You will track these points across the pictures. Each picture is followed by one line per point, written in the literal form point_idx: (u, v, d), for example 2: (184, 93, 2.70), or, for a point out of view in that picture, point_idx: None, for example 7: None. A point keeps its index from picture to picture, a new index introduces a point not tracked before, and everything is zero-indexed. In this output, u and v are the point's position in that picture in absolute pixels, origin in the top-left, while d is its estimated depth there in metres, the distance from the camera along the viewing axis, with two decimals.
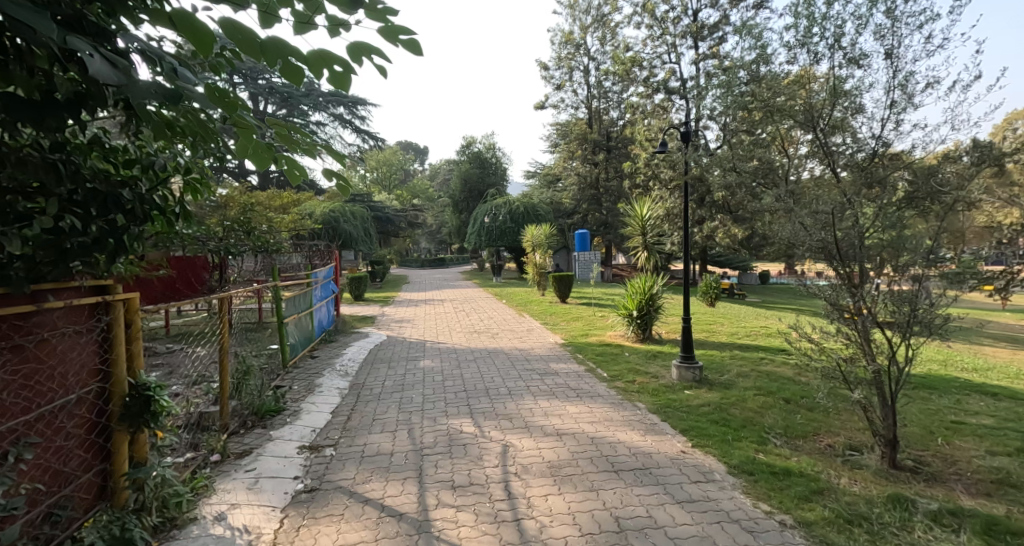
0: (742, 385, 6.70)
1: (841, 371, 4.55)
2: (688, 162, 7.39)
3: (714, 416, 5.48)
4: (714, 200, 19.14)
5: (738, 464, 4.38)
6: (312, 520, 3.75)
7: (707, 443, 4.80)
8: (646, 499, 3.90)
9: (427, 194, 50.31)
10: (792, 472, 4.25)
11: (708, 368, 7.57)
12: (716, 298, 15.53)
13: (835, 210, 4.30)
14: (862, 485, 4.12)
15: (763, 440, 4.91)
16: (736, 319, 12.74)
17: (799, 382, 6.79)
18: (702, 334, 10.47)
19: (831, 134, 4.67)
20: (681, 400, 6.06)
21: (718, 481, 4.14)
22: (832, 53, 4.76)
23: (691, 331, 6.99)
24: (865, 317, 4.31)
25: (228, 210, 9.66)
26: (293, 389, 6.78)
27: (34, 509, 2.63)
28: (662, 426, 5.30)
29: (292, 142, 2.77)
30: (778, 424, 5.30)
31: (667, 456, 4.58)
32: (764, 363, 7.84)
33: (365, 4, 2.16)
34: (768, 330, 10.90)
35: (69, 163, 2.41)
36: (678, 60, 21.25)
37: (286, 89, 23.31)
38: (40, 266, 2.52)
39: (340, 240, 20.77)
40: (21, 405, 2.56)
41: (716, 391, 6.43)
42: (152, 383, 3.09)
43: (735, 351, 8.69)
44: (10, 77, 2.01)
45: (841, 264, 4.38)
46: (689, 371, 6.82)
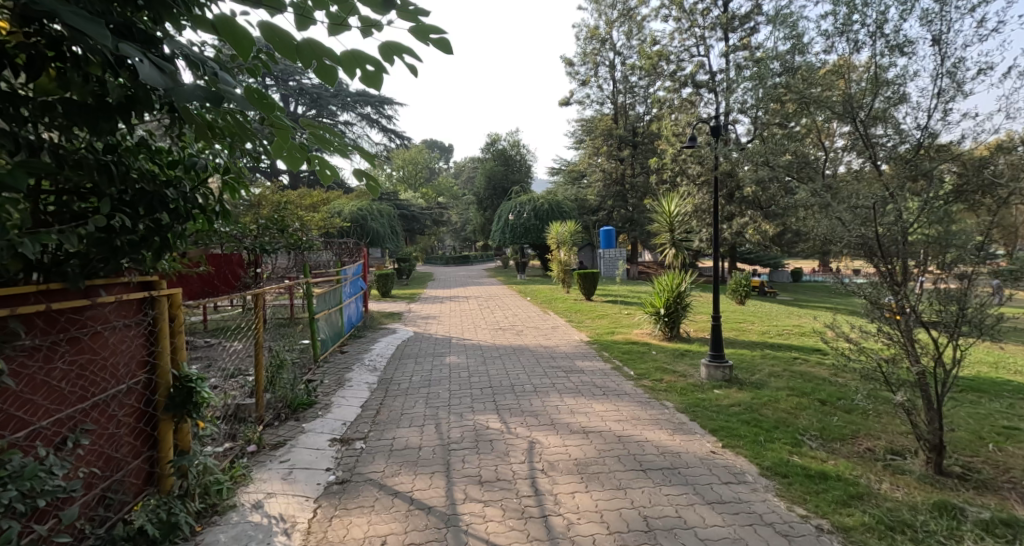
0: (774, 385, 6.65)
1: (881, 371, 4.50)
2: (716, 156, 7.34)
3: (745, 417, 5.47)
4: (744, 196, 18.93)
5: (772, 466, 4.36)
6: (344, 511, 3.87)
7: (739, 444, 4.81)
8: (675, 499, 3.92)
9: (452, 193, 50.67)
10: (828, 476, 4.23)
11: (739, 367, 7.53)
12: (746, 296, 15.37)
13: (875, 205, 4.25)
14: (905, 491, 4.08)
15: (798, 442, 4.89)
16: (769, 318, 12.58)
17: (835, 383, 6.71)
18: (731, 332, 10.39)
19: (872, 125, 4.59)
20: (711, 400, 6.05)
21: (750, 483, 4.14)
22: (873, 41, 4.70)
23: (720, 330, 6.96)
24: (908, 316, 4.26)
25: (261, 208, 9.91)
26: (324, 383, 6.95)
27: (91, 493, 2.77)
28: (691, 425, 5.31)
29: (326, 142, 2.87)
30: (813, 426, 5.27)
31: (697, 456, 4.60)
32: (798, 363, 7.76)
33: (397, 5, 2.23)
34: (803, 329, 10.77)
35: (120, 164, 2.54)
36: (708, 53, 20.98)
37: (316, 90, 23.74)
38: (93, 261, 2.64)
39: (368, 238, 21.04)
40: (78, 394, 2.68)
41: (747, 391, 6.39)
42: (194, 375, 3.26)
43: (767, 351, 8.60)
44: (67, 82, 2.10)
45: (883, 260, 4.31)
46: (719, 371, 6.80)
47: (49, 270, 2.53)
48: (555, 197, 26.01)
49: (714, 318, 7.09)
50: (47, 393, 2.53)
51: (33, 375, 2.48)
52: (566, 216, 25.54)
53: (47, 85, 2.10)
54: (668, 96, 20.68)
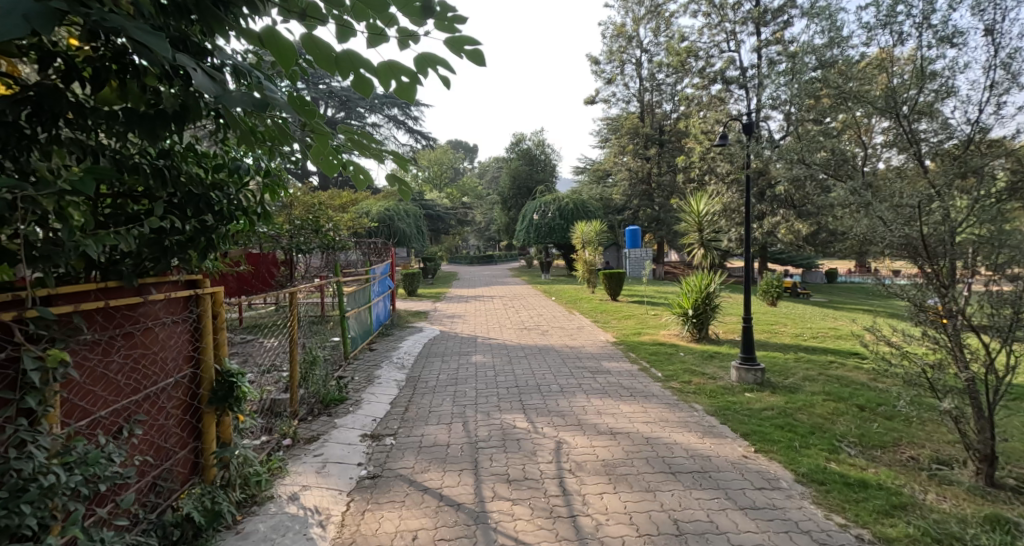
0: (809, 389, 6.58)
1: (926, 378, 4.44)
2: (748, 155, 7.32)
3: (778, 421, 5.44)
4: (776, 195, 18.66)
5: (808, 473, 4.35)
6: (376, 505, 3.99)
7: (772, 449, 4.80)
8: (706, 503, 3.95)
9: (477, 193, 50.90)
10: (868, 484, 4.20)
11: (771, 370, 7.47)
12: (777, 297, 15.19)
13: (919, 203, 4.20)
14: (953, 503, 4.03)
15: (835, 448, 4.86)
16: (803, 320, 12.40)
17: (874, 389, 6.61)
18: (763, 335, 10.29)
19: (916, 121, 4.51)
20: (742, 403, 6.03)
21: (786, 490, 4.14)
22: (920, 32, 4.65)
23: (751, 331, 6.94)
24: (955, 320, 4.20)
25: (293, 209, 10.19)
26: (353, 380, 7.10)
27: (144, 480, 2.92)
28: (721, 429, 5.32)
29: (363, 147, 2.98)
30: (850, 432, 5.23)
31: (728, 460, 4.61)
32: (834, 367, 7.66)
33: (436, 15, 2.31)
34: (838, 332, 10.61)
35: (171, 169, 2.69)
36: (738, 48, 20.73)
37: (345, 92, 24.13)
38: (145, 261, 2.79)
39: (395, 238, 21.33)
40: (132, 386, 2.82)
41: (780, 395, 6.35)
42: (235, 370, 3.43)
43: (800, 354, 8.50)
44: (127, 93, 2.22)
45: (927, 261, 4.24)
46: (750, 373, 6.77)
47: (107, 269, 2.66)
48: (580, 197, 25.97)
49: (745, 321, 7.06)
50: (105, 384, 2.66)
51: (93, 368, 2.60)
52: (592, 216, 25.52)
53: (109, 96, 2.21)
54: (696, 93, 20.54)
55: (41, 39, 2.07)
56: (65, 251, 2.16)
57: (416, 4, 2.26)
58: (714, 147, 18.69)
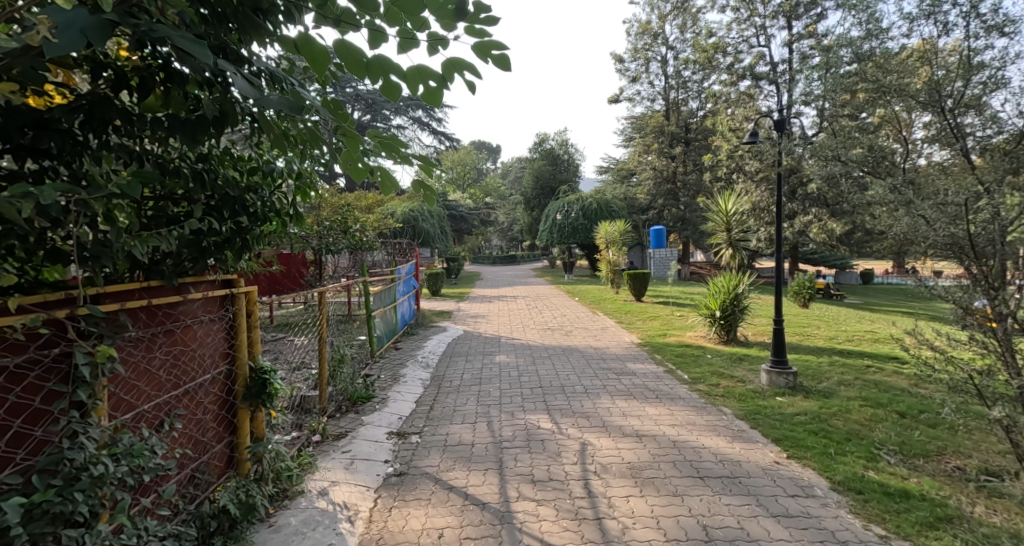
0: (845, 394, 6.49)
1: (973, 384, 4.29)
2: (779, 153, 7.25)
3: (812, 427, 5.39)
4: (808, 194, 18.35)
5: (844, 481, 4.31)
6: (402, 502, 4.07)
7: (806, 455, 4.75)
8: (737, 509, 3.93)
9: (500, 193, 51.04)
10: (910, 495, 4.14)
11: (804, 374, 7.39)
12: (810, 299, 14.95)
13: (967, 201, 4.08)
14: (1003, 516, 3.93)
15: (874, 456, 4.79)
16: (837, 322, 12.18)
17: (914, 395, 6.48)
18: (795, 337, 10.15)
19: (962, 114, 4.43)
20: (773, 407, 5.98)
21: (821, 498, 4.10)
22: (967, 22, 4.56)
23: (783, 334, 6.87)
24: (1005, 323, 4.08)
25: (322, 209, 10.39)
26: (379, 378, 7.21)
27: (184, 472, 3.02)
28: (752, 433, 5.28)
29: (391, 150, 3.02)
30: (888, 440, 5.15)
31: (759, 466, 4.59)
32: (870, 372, 7.53)
33: (466, 19, 2.37)
34: (874, 335, 10.41)
35: (209, 173, 2.78)
36: (768, 43, 20.43)
37: (370, 95, 24.49)
38: (184, 261, 2.88)
39: (420, 239, 21.56)
40: (173, 381, 2.92)
41: (813, 399, 6.28)
42: (267, 367, 3.54)
43: (834, 357, 8.38)
44: (170, 101, 2.30)
45: (975, 262, 4.12)
46: (781, 377, 6.70)
47: (149, 269, 2.77)
48: (604, 196, 25.89)
49: (776, 324, 7.00)
50: (148, 380, 2.76)
51: (137, 363, 2.69)
52: (616, 216, 25.42)
53: (153, 104, 2.31)
54: (724, 90, 20.34)
55: (93, 51, 2.16)
56: (113, 252, 2.25)
57: (448, 7, 2.32)
58: (742, 144, 18.47)
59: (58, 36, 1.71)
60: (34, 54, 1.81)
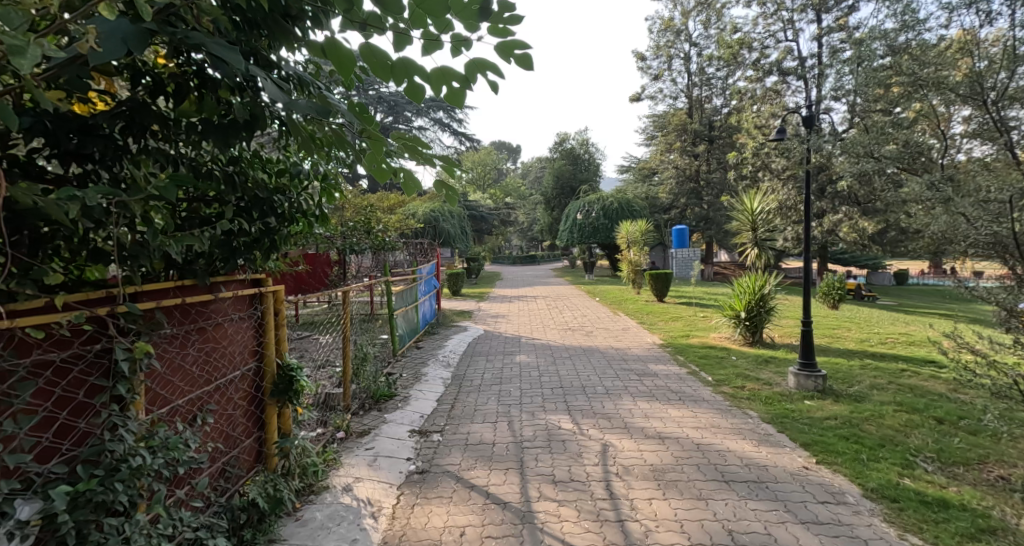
0: (878, 398, 6.40)
1: (1017, 390, 4.19)
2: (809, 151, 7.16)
3: (842, 432, 5.33)
4: (838, 192, 18.06)
5: (877, 488, 4.25)
6: (424, 500, 4.12)
7: (836, 461, 4.70)
8: (764, 515, 3.90)
9: (521, 193, 51.10)
10: (949, 505, 4.06)
11: (834, 377, 7.30)
12: (840, 300, 14.71)
13: (1012, 198, 3.94)
14: None
15: (910, 464, 4.72)
16: (869, 324, 11.97)
17: (953, 400, 6.36)
18: (825, 339, 10.02)
19: (1006, 107, 4.34)
20: (802, 411, 5.93)
21: (853, 505, 4.05)
22: (1011, 11, 4.47)
23: (811, 336, 6.80)
24: None
25: (345, 210, 10.56)
26: (402, 377, 7.31)
27: (215, 465, 3.11)
28: (779, 437, 5.25)
29: (414, 152, 3.07)
30: (924, 446, 5.07)
31: (787, 471, 4.55)
32: (906, 376, 7.41)
33: (490, 20, 2.40)
34: (909, 338, 10.22)
35: (240, 175, 2.86)
36: (796, 37, 20.16)
37: (392, 97, 24.76)
38: (216, 261, 2.97)
39: (440, 239, 21.72)
40: (205, 377, 3.01)
41: (843, 403, 6.21)
42: (294, 364, 3.62)
43: (866, 360, 8.24)
44: (204, 106, 2.38)
45: (1021, 261, 3.98)
46: (810, 380, 6.64)
47: (182, 269, 2.86)
48: (625, 196, 25.79)
49: (804, 326, 6.93)
50: (182, 375, 2.84)
51: (172, 359, 2.78)
52: (637, 216, 25.31)
53: (188, 109, 2.38)
54: (750, 86, 20.07)
55: (132, 58, 2.25)
56: (150, 252, 2.33)
57: (472, 8, 2.35)
58: (769, 142, 18.24)
59: (101, 45, 1.78)
60: (79, 63, 1.86)
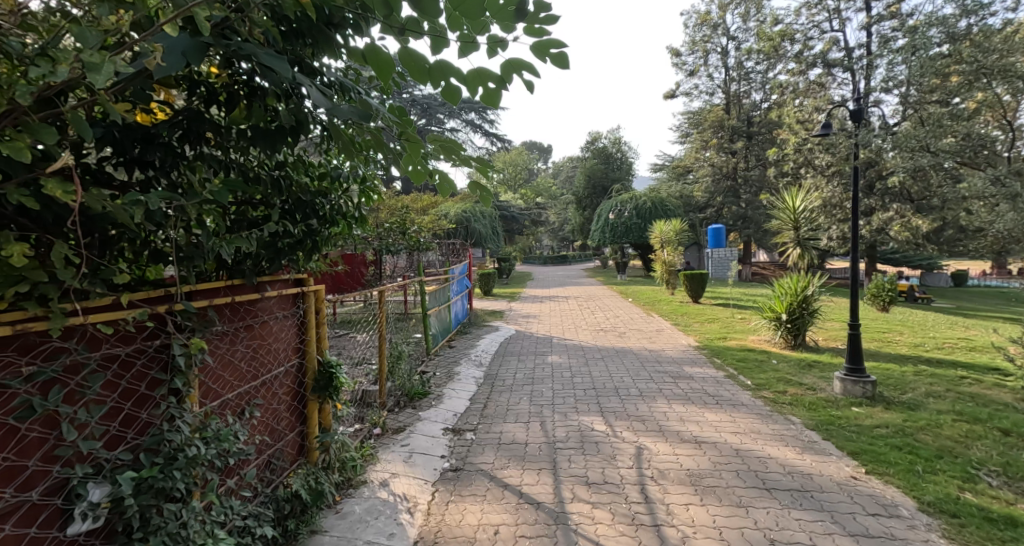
0: (934, 407, 6.23)
1: None
2: (856, 146, 7.02)
3: (894, 441, 5.21)
4: (889, 187, 17.53)
5: (935, 502, 4.13)
6: (458, 497, 4.20)
7: (888, 472, 4.59)
8: (808, 525, 3.85)
9: (552, 193, 51.09)
10: (1013, 522, 3.93)
11: (887, 384, 7.13)
12: (890, 302, 14.30)
13: None
14: None
15: (971, 478, 4.57)
16: (924, 328, 11.63)
17: (1019, 411, 6.16)
18: (876, 344, 9.79)
19: None
20: (848, 418, 5.82)
21: (907, 519, 3.94)
22: None
23: (857, 341, 6.67)
24: None
25: (380, 211, 10.74)
26: (435, 375, 7.42)
27: (262, 457, 3.24)
28: (824, 445, 5.17)
29: (450, 152, 3.12)
30: (987, 459, 4.90)
31: (833, 480, 4.47)
32: (966, 384, 7.18)
33: (526, 19, 2.42)
34: (970, 343, 9.89)
35: (285, 179, 2.98)
36: (842, 27, 19.67)
37: (425, 99, 25.09)
38: (262, 262, 3.09)
39: (472, 239, 21.91)
40: (252, 373, 3.14)
41: (895, 411, 6.08)
42: (333, 361, 3.74)
43: (920, 367, 8.01)
44: (253, 113, 2.48)
45: None
46: (858, 386, 6.50)
47: (231, 269, 2.99)
48: (659, 194, 25.58)
49: (851, 330, 6.80)
50: (232, 371, 2.97)
51: (223, 355, 2.91)
52: (671, 215, 25.07)
53: (238, 117, 2.50)
54: (792, 80, 19.61)
55: (189, 70, 2.38)
56: (205, 253, 2.45)
57: (509, 8, 2.37)
58: (811, 137, 17.87)
59: (165, 60, 1.89)
60: (144, 77, 1.99)
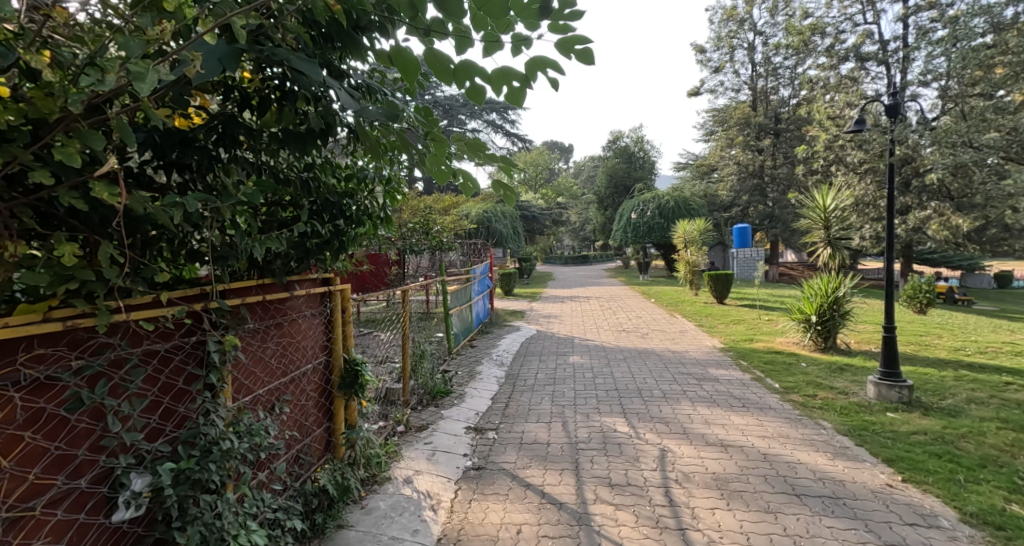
0: (976, 413, 6.10)
1: None
2: (891, 141, 6.88)
3: (933, 448, 5.12)
4: (926, 185, 17.13)
5: (978, 513, 4.04)
6: (481, 496, 4.25)
7: (927, 481, 4.51)
8: (840, 533, 3.82)
9: (574, 192, 50.98)
10: None
11: (926, 389, 7.00)
12: (928, 304, 13.99)
13: None
14: None
15: (1018, 488, 4.45)
16: (963, 331, 11.35)
17: None
18: (914, 347, 9.60)
19: None
20: (883, 424, 5.73)
21: (947, 530, 3.88)
22: None
23: (892, 344, 6.57)
24: None
25: (403, 211, 10.84)
26: (456, 374, 7.49)
27: (291, 451, 3.32)
28: (857, 451, 5.10)
29: (475, 152, 3.14)
30: None
31: (867, 488, 4.41)
32: (1009, 390, 7.01)
33: (551, 16, 2.45)
34: (1016, 347, 9.63)
35: (313, 180, 3.04)
36: (874, 19, 19.25)
37: (446, 99, 25.21)
38: (291, 261, 3.17)
39: (493, 239, 21.98)
40: (282, 369, 3.22)
41: (934, 417, 5.97)
42: (359, 359, 3.81)
43: (961, 372, 7.83)
44: (284, 116, 2.54)
45: None
46: (893, 391, 6.40)
47: (262, 268, 3.06)
48: (682, 193, 25.36)
49: (887, 334, 6.68)
50: (263, 367, 3.06)
51: (254, 351, 2.99)
52: (694, 214, 24.85)
53: (269, 119, 2.56)
54: (822, 74, 19.26)
55: (223, 75, 2.45)
56: (238, 252, 2.53)
57: (534, 7, 2.40)
58: (843, 133, 17.53)
59: (203, 67, 1.97)
60: (183, 83, 2.07)
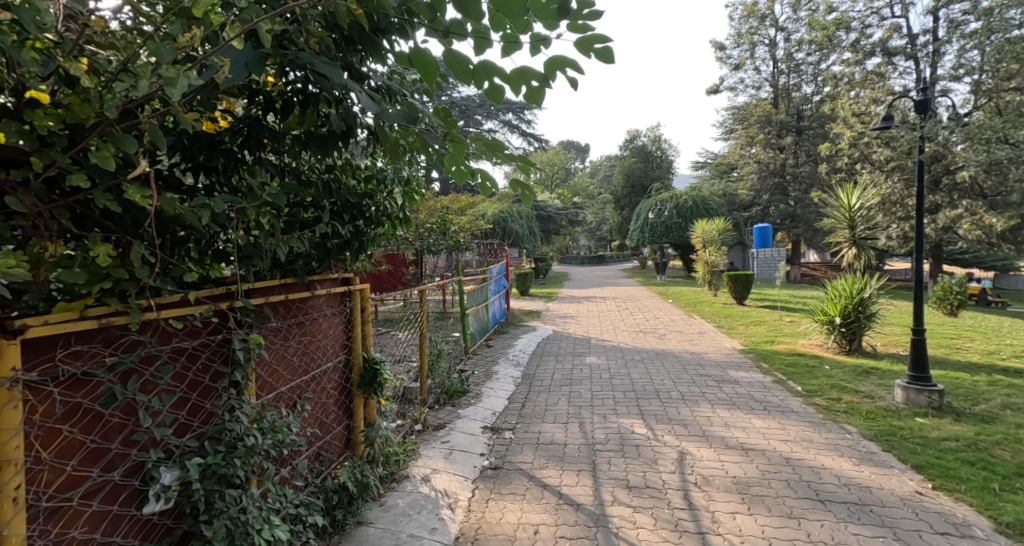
0: (1008, 419, 6.00)
1: None
2: (920, 138, 6.77)
3: (965, 455, 5.04)
4: (955, 183, 16.82)
5: (1014, 523, 3.95)
6: (498, 495, 4.28)
7: (959, 489, 4.43)
8: (865, 540, 3.78)
9: (590, 192, 50.86)
10: None
11: (957, 394, 6.89)
12: (960, 306, 13.80)
13: None
14: None
15: None
16: (994, 334, 11.15)
17: None
18: (945, 351, 9.44)
19: None
20: (911, 430, 5.65)
21: (981, 540, 3.81)
22: None
23: (921, 348, 6.47)
24: None
25: (421, 211, 10.91)
26: (473, 374, 7.52)
27: (312, 448, 3.38)
28: (883, 457, 5.04)
29: (493, 152, 3.16)
30: None
31: (895, 495, 4.35)
32: None
33: (569, 15, 2.46)
34: None
35: (334, 182, 3.09)
36: (900, 14, 18.94)
37: (463, 99, 25.27)
38: (313, 261, 3.22)
39: (510, 238, 22.00)
40: (303, 368, 3.27)
41: (965, 423, 5.87)
42: (377, 358, 3.86)
43: (994, 377, 7.69)
44: (306, 118, 2.58)
45: None
46: (923, 396, 6.31)
47: (285, 268, 3.12)
48: (700, 193, 25.19)
49: (916, 337, 6.58)
50: (285, 366, 3.11)
51: (277, 350, 3.04)
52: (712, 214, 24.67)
53: (292, 122, 2.60)
54: (846, 71, 19.00)
55: (249, 79, 2.51)
56: (262, 252, 2.58)
57: (553, 7, 2.41)
58: (869, 130, 17.25)
59: (231, 72, 2.02)
60: (211, 87, 2.12)
